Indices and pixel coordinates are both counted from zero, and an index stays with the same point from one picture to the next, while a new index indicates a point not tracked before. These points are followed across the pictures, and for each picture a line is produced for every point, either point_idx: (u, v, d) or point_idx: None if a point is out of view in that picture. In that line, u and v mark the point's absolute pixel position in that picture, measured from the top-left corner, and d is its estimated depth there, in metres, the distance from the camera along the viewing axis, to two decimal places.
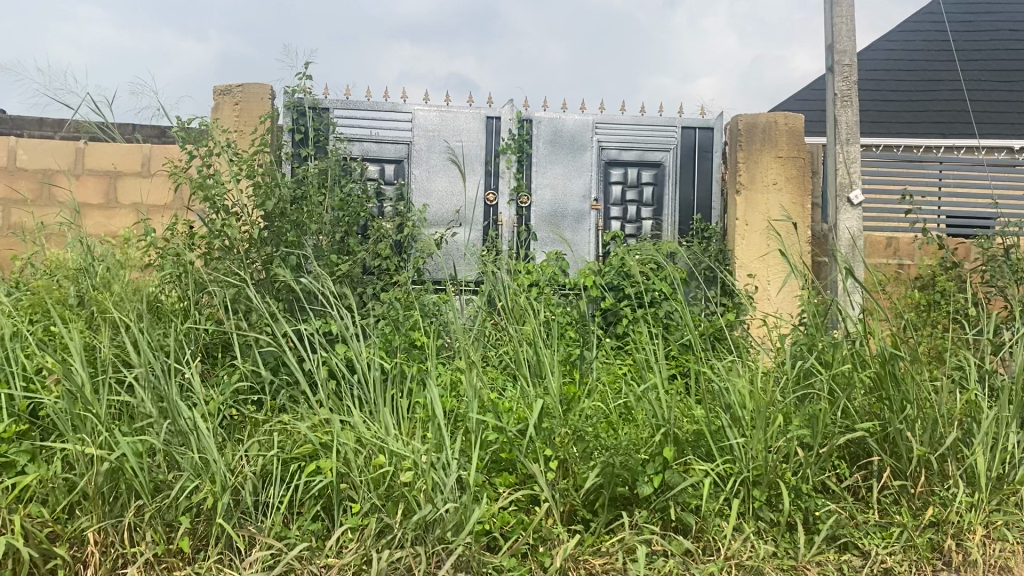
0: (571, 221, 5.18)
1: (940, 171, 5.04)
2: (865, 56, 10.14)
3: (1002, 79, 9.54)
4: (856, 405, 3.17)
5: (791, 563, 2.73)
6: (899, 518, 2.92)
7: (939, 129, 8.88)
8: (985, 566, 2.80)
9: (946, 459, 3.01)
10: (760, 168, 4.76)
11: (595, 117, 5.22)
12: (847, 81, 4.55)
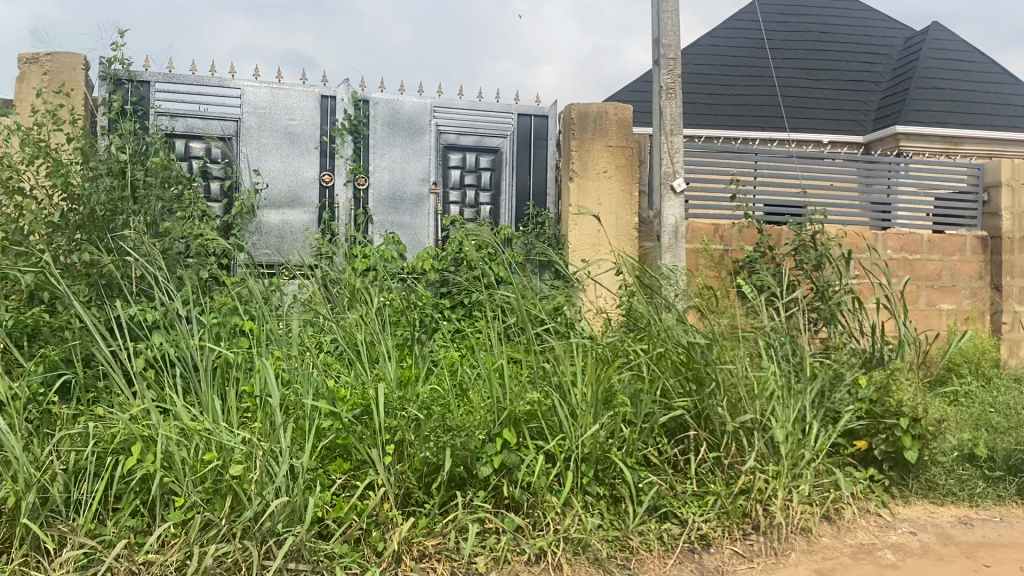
0: (410, 205, 5.16)
1: (755, 162, 5.28)
2: (692, 50, 10.67)
3: (813, 77, 10.31)
4: (676, 383, 3.35)
5: (615, 534, 2.87)
6: (714, 487, 3.10)
7: (762, 121, 9.42)
8: (788, 528, 3.05)
9: (756, 432, 3.25)
10: (592, 157, 4.92)
11: (432, 101, 5.21)
12: (672, 74, 4.77)
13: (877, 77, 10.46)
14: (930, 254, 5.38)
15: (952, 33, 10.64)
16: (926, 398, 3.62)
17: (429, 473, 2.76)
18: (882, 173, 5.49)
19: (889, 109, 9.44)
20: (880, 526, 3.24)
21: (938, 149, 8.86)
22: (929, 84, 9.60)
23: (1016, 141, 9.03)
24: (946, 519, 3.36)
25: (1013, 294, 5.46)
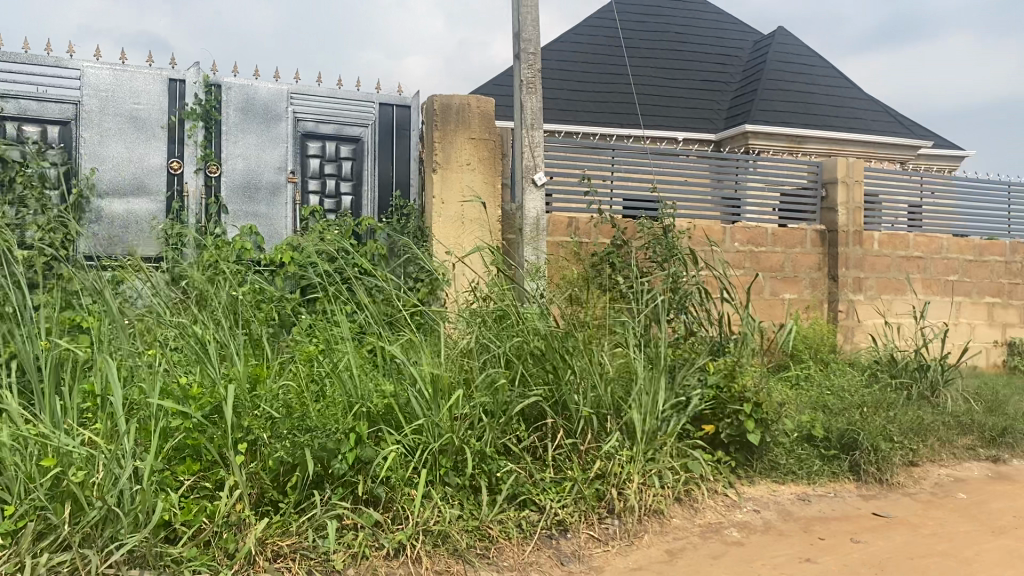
0: (266, 194, 4.99)
1: (613, 158, 5.42)
2: (555, 46, 10.85)
3: (669, 76, 10.69)
4: (533, 373, 3.39)
5: (475, 524, 2.87)
6: (571, 473, 3.17)
7: (620, 118, 9.70)
8: (641, 510, 3.16)
9: (611, 418, 3.34)
10: (455, 149, 4.90)
11: (290, 87, 5.06)
12: (531, 69, 4.82)
13: (728, 78, 10.96)
14: (774, 247, 5.69)
15: (796, 38, 11.27)
16: (768, 383, 3.82)
17: (283, 471, 2.68)
18: (733, 170, 5.75)
19: (738, 109, 9.91)
20: (727, 506, 3.40)
21: (782, 148, 9.37)
22: (775, 86, 10.13)
23: (852, 141, 9.65)
24: (786, 496, 3.57)
25: (848, 284, 5.82)
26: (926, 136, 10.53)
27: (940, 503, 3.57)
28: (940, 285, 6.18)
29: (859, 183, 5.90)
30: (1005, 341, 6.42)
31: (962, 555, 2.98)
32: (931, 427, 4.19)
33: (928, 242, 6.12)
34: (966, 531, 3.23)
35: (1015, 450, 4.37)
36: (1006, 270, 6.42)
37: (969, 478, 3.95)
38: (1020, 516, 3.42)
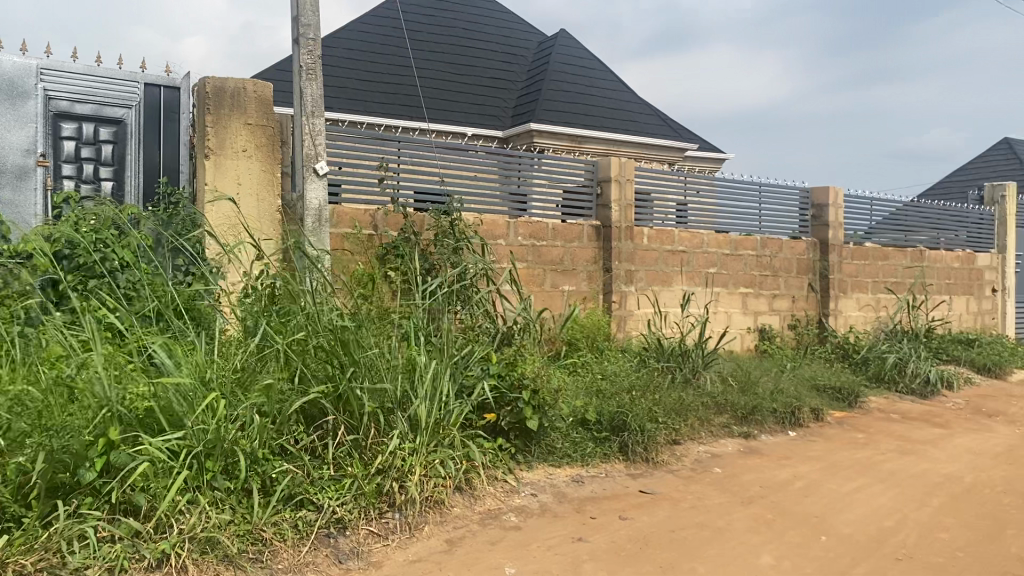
0: (11, 178, 4.51)
1: (399, 150, 5.30)
2: (342, 33, 10.65)
3: (456, 71, 10.82)
4: (312, 368, 3.30)
5: (247, 528, 2.75)
6: (350, 469, 3.11)
7: (408, 111, 9.68)
8: (422, 502, 3.16)
9: (393, 411, 3.31)
10: (229, 134, 4.67)
11: (39, 62, 4.62)
12: (311, 55, 4.68)
13: (514, 77, 11.25)
14: (554, 241, 5.89)
15: (577, 41, 11.75)
16: (547, 371, 3.96)
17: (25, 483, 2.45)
18: (519, 165, 5.85)
19: (523, 107, 10.20)
20: (506, 492, 3.48)
21: (564, 146, 9.75)
22: (557, 86, 10.51)
23: (627, 142, 10.22)
24: (562, 478, 3.71)
25: (621, 276, 6.13)
26: (692, 140, 11.34)
27: (699, 478, 3.85)
28: (701, 276, 6.67)
29: (631, 181, 6.22)
30: (757, 327, 7.04)
31: (716, 525, 3.24)
32: (692, 407, 4.52)
33: (691, 237, 6.59)
34: (720, 502, 3.51)
35: (763, 426, 4.81)
36: (757, 263, 7.04)
37: (724, 453, 4.30)
38: (766, 486, 3.77)
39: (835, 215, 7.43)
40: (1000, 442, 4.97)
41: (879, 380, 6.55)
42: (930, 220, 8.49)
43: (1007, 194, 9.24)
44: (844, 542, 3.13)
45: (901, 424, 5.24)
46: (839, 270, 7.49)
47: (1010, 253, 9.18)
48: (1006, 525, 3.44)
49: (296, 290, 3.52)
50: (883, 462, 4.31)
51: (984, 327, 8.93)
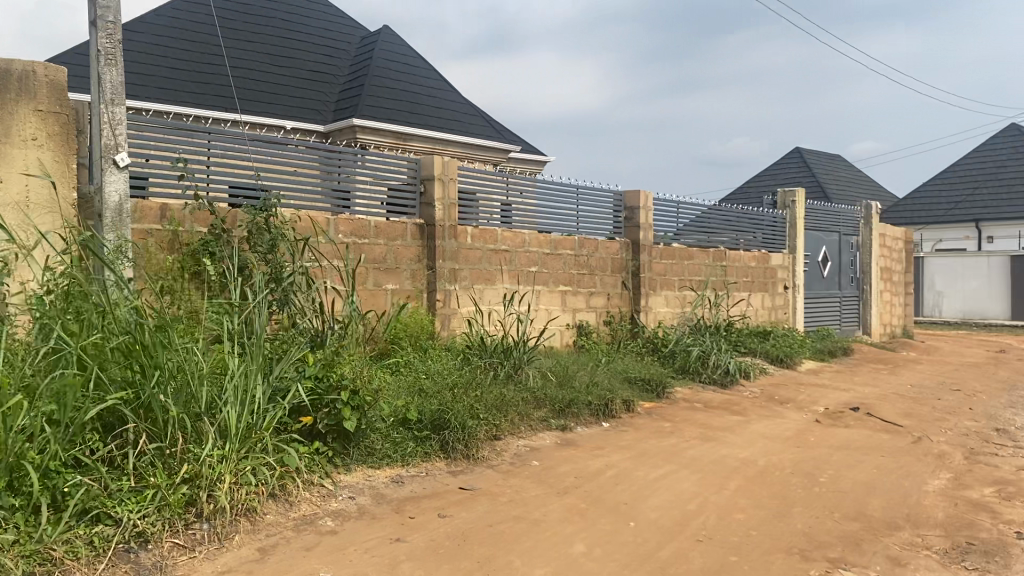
0: None
1: (209, 141, 5.02)
2: (150, 18, 10.06)
3: (275, 63, 10.49)
4: (112, 373, 3.08)
5: (34, 548, 2.55)
6: (153, 480, 2.93)
7: (223, 102, 9.27)
8: (233, 511, 3.03)
9: (201, 417, 3.15)
10: (16, 121, 4.29)
11: None
12: (111, 39, 4.32)
13: (335, 72, 11.04)
14: (375, 239, 5.82)
15: (401, 38, 11.68)
16: (366, 372, 3.92)
17: None
18: (341, 162, 5.72)
19: (346, 102, 10.03)
20: (322, 496, 3.41)
21: (388, 143, 9.67)
22: (381, 83, 10.41)
23: (451, 141, 10.28)
24: (381, 480, 3.67)
25: (445, 274, 6.14)
26: (514, 141, 11.57)
27: (517, 472, 3.93)
28: (522, 275, 6.80)
29: (454, 180, 6.25)
30: (575, 323, 7.27)
31: (532, 517, 3.32)
32: (511, 403, 4.59)
33: (512, 236, 6.71)
34: (537, 495, 3.60)
35: (579, 419, 4.97)
36: (575, 262, 7.28)
37: (542, 446, 4.40)
38: (580, 476, 3.90)
39: (645, 217, 7.80)
40: (789, 426, 5.40)
41: (684, 372, 6.96)
42: (731, 222, 9.08)
43: (797, 200, 10.04)
44: (651, 527, 3.29)
45: (704, 413, 5.58)
46: (650, 269, 7.88)
47: (799, 253, 9.99)
48: (793, 503, 3.74)
49: (95, 288, 3.27)
50: (687, 449, 4.57)
51: (777, 321, 9.69)
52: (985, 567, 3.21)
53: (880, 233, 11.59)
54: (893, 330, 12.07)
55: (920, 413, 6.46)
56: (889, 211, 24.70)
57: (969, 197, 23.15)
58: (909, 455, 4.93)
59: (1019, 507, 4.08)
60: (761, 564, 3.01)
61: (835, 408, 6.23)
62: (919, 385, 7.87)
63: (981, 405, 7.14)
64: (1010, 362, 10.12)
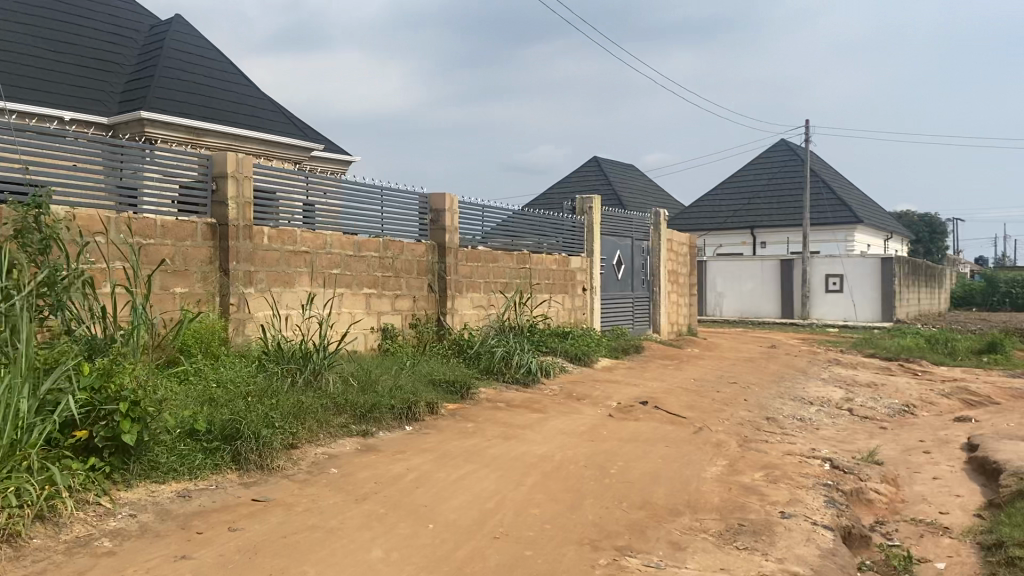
0: None
1: None
2: None
3: (52, 48, 9.66)
4: None
5: None
6: None
7: None
8: None
9: None
10: None
11: None
12: None
13: (121, 61, 10.33)
14: (163, 240, 5.49)
15: (194, 29, 11.11)
16: (148, 382, 3.73)
17: None
18: (125, 157, 5.35)
19: (133, 94, 9.42)
20: (98, 515, 3.16)
21: (181, 138, 9.18)
22: (173, 74, 9.85)
23: (250, 138, 9.92)
24: (165, 495, 3.45)
25: (239, 277, 5.88)
26: (318, 141, 11.33)
27: (315, 480, 3.83)
28: (324, 277, 6.66)
29: (250, 179, 6.00)
30: (380, 327, 7.20)
31: (329, 525, 3.26)
32: (309, 410, 4.47)
33: (314, 237, 6.55)
34: (334, 502, 3.53)
35: (381, 423, 4.92)
36: (380, 264, 7.21)
37: (341, 453, 4.32)
38: (379, 481, 3.87)
39: (450, 219, 7.87)
40: (584, 422, 5.63)
41: (489, 372, 7.07)
42: (534, 226, 9.34)
43: (594, 206, 10.49)
44: (449, 528, 3.33)
45: (505, 412, 5.71)
46: (456, 271, 7.95)
47: (596, 256, 10.45)
48: (585, 496, 3.91)
49: None
50: (487, 448, 4.65)
51: (576, 321, 10.09)
52: (754, 546, 3.51)
53: (668, 238, 12.36)
54: (680, 329, 12.90)
55: (701, 405, 6.95)
56: (676, 217, 26.34)
57: (747, 206, 25.18)
58: (690, 444, 5.29)
59: (783, 488, 4.49)
60: (553, 557, 3.12)
61: (627, 403, 6.57)
62: (702, 378, 8.47)
63: (754, 396, 7.78)
64: (779, 356, 11.11)
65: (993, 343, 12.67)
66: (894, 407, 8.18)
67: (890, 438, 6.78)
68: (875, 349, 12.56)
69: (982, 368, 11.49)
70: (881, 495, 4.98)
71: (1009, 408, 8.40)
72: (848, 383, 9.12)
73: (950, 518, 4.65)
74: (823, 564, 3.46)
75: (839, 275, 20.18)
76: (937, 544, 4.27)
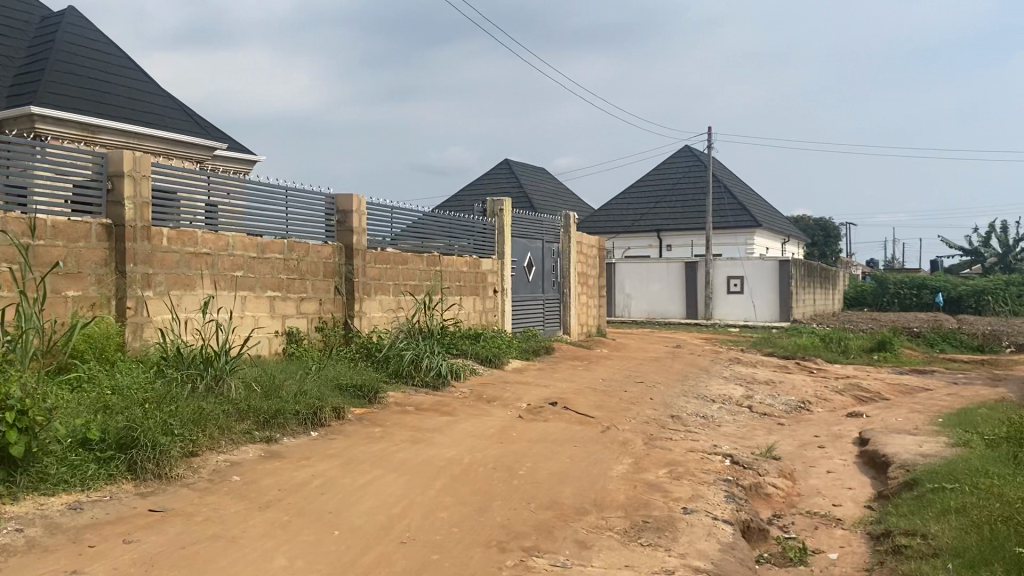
0: None
1: None
2: None
3: None
4: None
5: None
6: None
7: None
8: None
9: None
10: None
11: None
12: None
13: (8, 53, 9.82)
14: (54, 241, 5.25)
15: (89, 21, 10.65)
16: (36, 390, 3.57)
17: None
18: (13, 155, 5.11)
19: (22, 88, 8.97)
20: None
21: (75, 136, 8.79)
22: (65, 68, 9.43)
23: (148, 136, 9.58)
24: (55, 508, 3.31)
25: (136, 279, 5.67)
26: (221, 140, 11.04)
27: (216, 489, 3.73)
28: (226, 280, 6.49)
29: (148, 178, 5.80)
30: (284, 330, 7.07)
31: (230, 534, 3.17)
32: (210, 417, 4.36)
33: (216, 238, 6.38)
34: (236, 511, 3.44)
35: (285, 429, 4.83)
36: (284, 267, 7.07)
37: (244, 460, 4.21)
38: (283, 488, 3.79)
39: (358, 220, 7.78)
40: (494, 424, 5.65)
41: (398, 376, 7.03)
42: (443, 227, 9.31)
43: (505, 208, 10.53)
44: (354, 533, 3.29)
45: (414, 416, 5.67)
46: (363, 274, 7.86)
47: (507, 259, 10.50)
48: (493, 498, 3.92)
49: None
50: (394, 452, 4.61)
51: (487, 323, 10.11)
52: (657, 542, 3.59)
53: (577, 241, 12.51)
54: (590, 330, 13.08)
55: (609, 404, 7.06)
56: (585, 220, 26.70)
57: (654, 209, 25.72)
58: (597, 444, 5.37)
59: (686, 484, 4.61)
60: (460, 560, 3.12)
61: (536, 404, 6.63)
62: (610, 378, 8.60)
63: (660, 395, 7.96)
64: (684, 356, 11.39)
65: (883, 341, 13.29)
66: (791, 404, 8.48)
67: (788, 434, 7.04)
68: (775, 348, 13.02)
69: (873, 366, 12.04)
70: (778, 489, 5.17)
71: (897, 403, 8.83)
72: (749, 381, 9.43)
73: (842, 510, 4.85)
74: (723, 558, 3.57)
75: (740, 276, 20.83)
76: (830, 535, 4.45)
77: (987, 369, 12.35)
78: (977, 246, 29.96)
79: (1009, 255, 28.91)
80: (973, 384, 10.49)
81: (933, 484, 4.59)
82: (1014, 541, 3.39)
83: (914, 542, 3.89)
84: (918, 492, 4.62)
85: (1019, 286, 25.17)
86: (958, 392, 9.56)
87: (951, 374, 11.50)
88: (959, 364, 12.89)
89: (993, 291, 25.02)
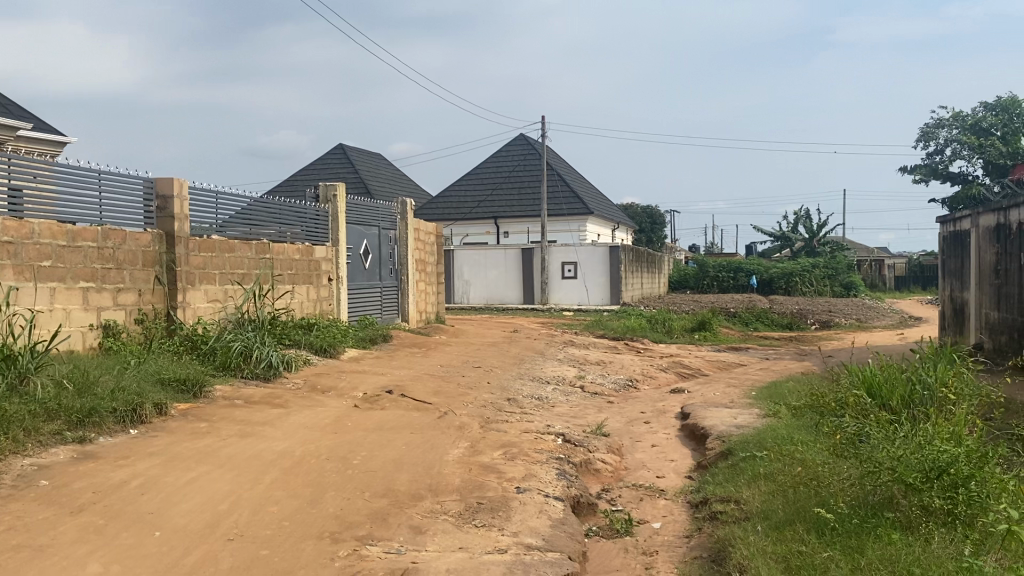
0: None
1: None
2: None
3: None
4: None
5: None
6: None
7: None
8: None
9: None
10: None
11: None
12: None
13: None
14: None
15: None
16: None
17: None
18: None
19: None
20: None
21: None
22: None
23: None
24: None
25: None
26: (22, 119, 10.18)
27: (20, 495, 3.46)
28: (32, 270, 6.01)
29: None
30: (100, 324, 6.64)
31: (38, 543, 2.96)
32: (11, 419, 4.05)
33: (18, 225, 5.90)
34: (43, 517, 3.21)
35: (101, 428, 4.54)
36: (98, 255, 6.64)
37: (53, 463, 3.93)
38: (98, 491, 3.57)
39: (180, 207, 7.41)
40: (328, 414, 5.54)
41: (226, 368, 6.77)
42: (273, 214, 9.01)
43: (338, 194, 10.35)
44: (177, 533, 3.15)
45: (243, 409, 5.48)
46: (186, 262, 7.49)
47: (341, 246, 10.33)
48: (325, 489, 3.85)
49: None
50: (221, 447, 4.45)
51: (322, 312, 9.90)
52: (491, 523, 3.67)
53: (414, 228, 12.47)
54: (427, 316, 13.08)
55: (446, 389, 7.11)
56: (422, 207, 26.61)
57: (490, 196, 26.02)
58: (432, 429, 5.39)
59: (520, 464, 4.72)
60: (290, 554, 3.06)
61: (372, 392, 6.58)
62: (446, 364, 8.65)
63: (495, 378, 8.09)
64: (520, 340, 11.62)
65: (703, 321, 14.11)
66: (620, 383, 8.85)
67: (616, 411, 7.34)
68: (606, 330, 13.52)
69: (694, 344, 12.77)
70: (607, 464, 5.40)
71: (715, 378, 9.42)
72: (581, 363, 9.75)
73: (666, 481, 5.13)
74: (553, 533, 3.69)
75: (574, 262, 21.44)
76: (653, 506, 4.68)
77: (794, 344, 13.39)
78: (787, 232, 32.27)
79: (814, 238, 31.27)
80: (782, 358, 11.34)
81: (745, 453, 4.93)
82: (814, 502, 3.71)
83: (728, 508, 4.17)
84: (732, 461, 4.95)
85: (823, 268, 27.37)
86: (769, 366, 10.31)
87: (763, 350, 12.35)
88: (770, 341, 13.90)
89: (800, 273, 27.01)
